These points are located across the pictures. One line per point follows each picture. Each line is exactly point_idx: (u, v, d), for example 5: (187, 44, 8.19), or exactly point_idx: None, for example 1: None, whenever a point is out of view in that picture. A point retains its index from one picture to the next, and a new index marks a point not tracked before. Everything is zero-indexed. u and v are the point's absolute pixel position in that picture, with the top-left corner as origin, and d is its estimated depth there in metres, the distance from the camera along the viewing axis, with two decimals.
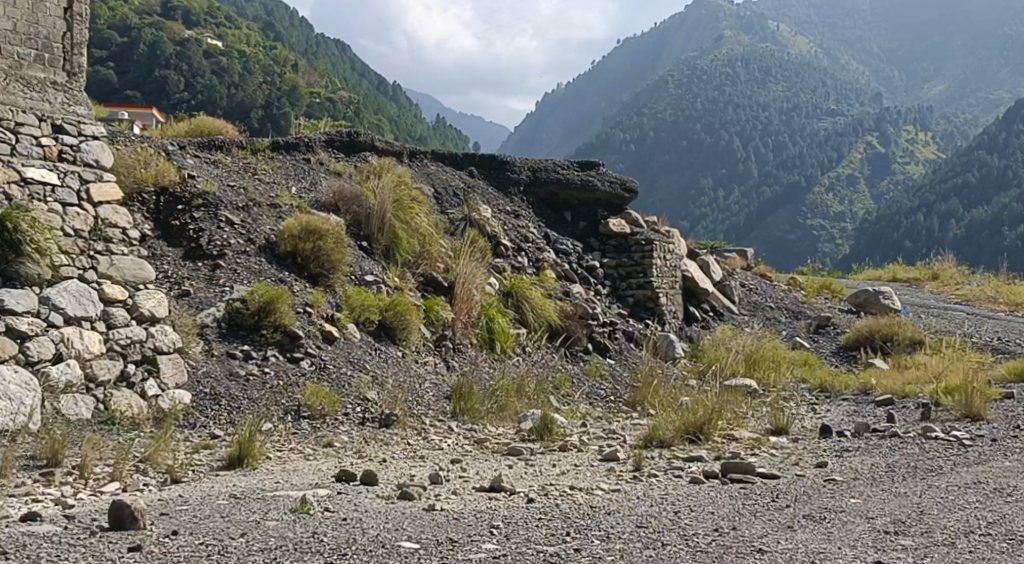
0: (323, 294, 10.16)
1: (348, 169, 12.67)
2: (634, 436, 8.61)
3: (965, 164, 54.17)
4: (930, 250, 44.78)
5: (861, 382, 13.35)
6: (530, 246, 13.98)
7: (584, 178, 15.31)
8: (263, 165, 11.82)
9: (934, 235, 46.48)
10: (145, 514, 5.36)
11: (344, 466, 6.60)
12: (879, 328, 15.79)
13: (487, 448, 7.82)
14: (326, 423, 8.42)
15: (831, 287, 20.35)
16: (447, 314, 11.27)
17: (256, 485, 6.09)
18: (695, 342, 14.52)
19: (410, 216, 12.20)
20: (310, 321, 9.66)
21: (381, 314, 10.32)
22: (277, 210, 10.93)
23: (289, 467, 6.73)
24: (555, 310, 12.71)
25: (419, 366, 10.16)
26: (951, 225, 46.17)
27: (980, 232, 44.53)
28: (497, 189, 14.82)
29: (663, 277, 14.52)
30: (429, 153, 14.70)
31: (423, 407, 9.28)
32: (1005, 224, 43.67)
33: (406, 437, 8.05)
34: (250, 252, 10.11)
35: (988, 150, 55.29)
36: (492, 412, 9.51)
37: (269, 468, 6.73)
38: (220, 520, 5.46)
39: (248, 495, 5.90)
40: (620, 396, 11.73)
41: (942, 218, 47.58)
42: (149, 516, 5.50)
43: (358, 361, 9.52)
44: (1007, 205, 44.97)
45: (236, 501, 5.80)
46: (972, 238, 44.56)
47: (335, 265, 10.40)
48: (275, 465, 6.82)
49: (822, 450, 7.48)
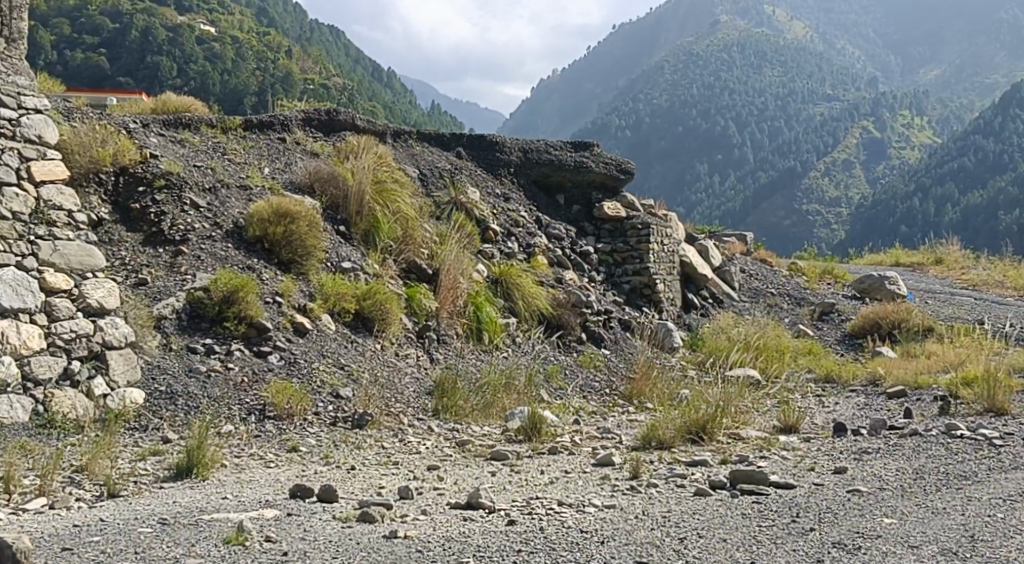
0: (294, 282, 9.43)
1: (325, 150, 11.93)
2: (630, 436, 7.89)
3: (961, 148, 53.41)
4: (927, 235, 44.13)
5: (870, 373, 12.64)
6: (521, 231, 13.25)
7: (578, 159, 14.57)
8: (234, 144, 11.07)
9: (930, 220, 45.82)
10: (28, 556, 4.62)
11: (304, 479, 5.88)
12: (887, 315, 15.09)
13: (469, 452, 7.10)
14: (294, 424, 7.71)
15: (834, 272, 19.64)
16: (430, 302, 10.54)
17: (197, 502, 5.38)
18: (694, 330, 13.81)
19: (391, 198, 11.46)
20: (280, 312, 8.94)
21: (359, 304, 9.59)
22: (247, 191, 10.19)
23: (241, 477, 6.04)
24: (548, 298, 11.99)
25: (399, 359, 9.45)
26: (946, 209, 45.51)
27: (976, 217, 43.82)
28: (486, 171, 14.08)
29: (661, 263, 13.81)
30: (414, 132, 13.95)
31: (402, 405, 8.57)
32: (1001, 208, 43.01)
33: (381, 440, 7.34)
34: (216, 237, 9.38)
35: (983, 134, 54.57)
36: (477, 410, 8.80)
37: (221, 478, 6.03)
38: (133, 558, 4.75)
39: (180, 519, 5.18)
40: (615, 389, 11.02)
41: (937, 202, 46.91)
42: (45, 554, 4.79)
43: (332, 355, 8.80)
44: (1004, 189, 44.25)
45: (161, 529, 5.07)
46: (968, 222, 43.88)
47: (308, 251, 9.67)
48: (228, 474, 6.12)
49: (839, 453, 6.77)
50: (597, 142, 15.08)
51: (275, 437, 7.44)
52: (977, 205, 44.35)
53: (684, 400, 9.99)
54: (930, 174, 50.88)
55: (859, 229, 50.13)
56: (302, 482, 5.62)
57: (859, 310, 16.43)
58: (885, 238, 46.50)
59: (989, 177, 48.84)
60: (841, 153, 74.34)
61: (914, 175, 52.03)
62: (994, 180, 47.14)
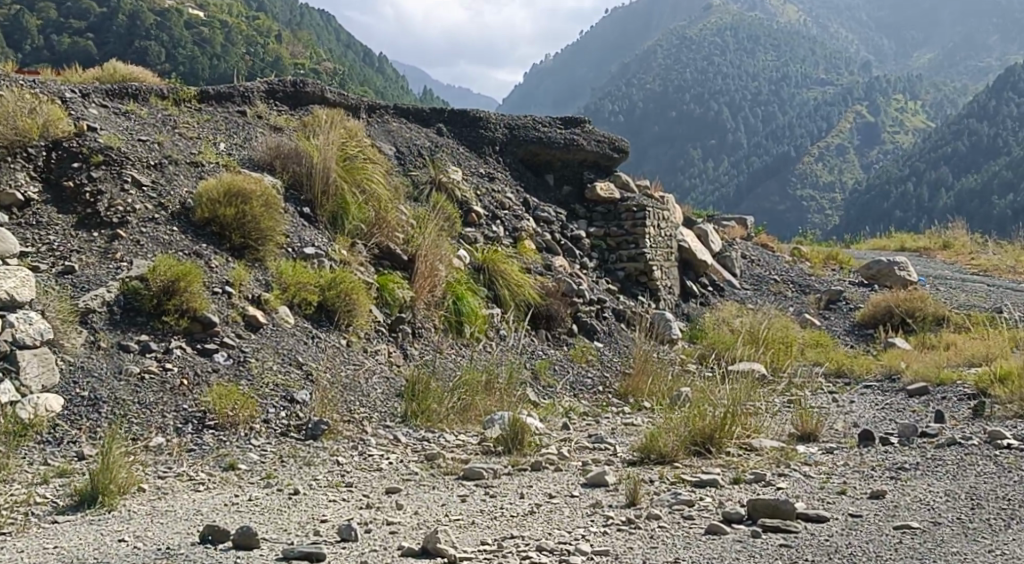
0: (248, 270, 8.41)
1: (291, 124, 10.89)
2: (627, 446, 6.88)
3: (955, 132, 52.34)
4: (922, 220, 43.17)
5: (884, 366, 11.67)
6: (506, 214, 12.22)
7: (568, 136, 13.53)
8: (186, 118, 10.05)
9: (924, 205, 44.84)
10: None
11: (226, 513, 4.96)
12: (899, 304, 14.11)
13: (438, 468, 6.10)
14: (237, 435, 6.71)
15: (839, 257, 18.64)
16: (405, 293, 9.52)
17: (77, 553, 4.53)
18: (694, 321, 12.83)
19: (362, 178, 10.44)
20: (229, 304, 7.90)
21: (321, 294, 8.58)
22: (198, 168, 9.15)
23: (157, 510, 5.06)
24: (536, 286, 10.97)
25: (367, 357, 8.44)
26: (940, 194, 44.54)
27: (971, 200, 42.80)
28: (469, 148, 13.04)
29: (658, 249, 12.81)
30: (391, 108, 12.92)
31: (366, 410, 7.57)
32: (996, 193, 42.06)
33: (336, 453, 6.33)
34: (159, 219, 8.35)
35: (977, 118, 53.57)
36: (452, 415, 7.80)
37: (133, 513, 5.03)
38: None
39: None
40: (608, 386, 10.06)
41: (931, 187, 45.94)
42: None
43: (289, 352, 7.79)
44: (999, 173, 43.20)
45: None
46: (963, 207, 42.92)
47: (264, 236, 8.66)
48: (140, 506, 5.12)
49: (870, 469, 5.76)
50: (589, 119, 14.04)
51: (213, 452, 6.44)
52: (972, 189, 43.40)
53: (685, 402, 8.98)
54: (924, 159, 49.87)
55: (851, 214, 49.17)
56: (215, 523, 4.74)
57: (868, 298, 15.43)
58: (879, 224, 45.53)
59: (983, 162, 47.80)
60: (835, 138, 73.37)
61: (908, 160, 51.04)
62: (990, 164, 46.17)
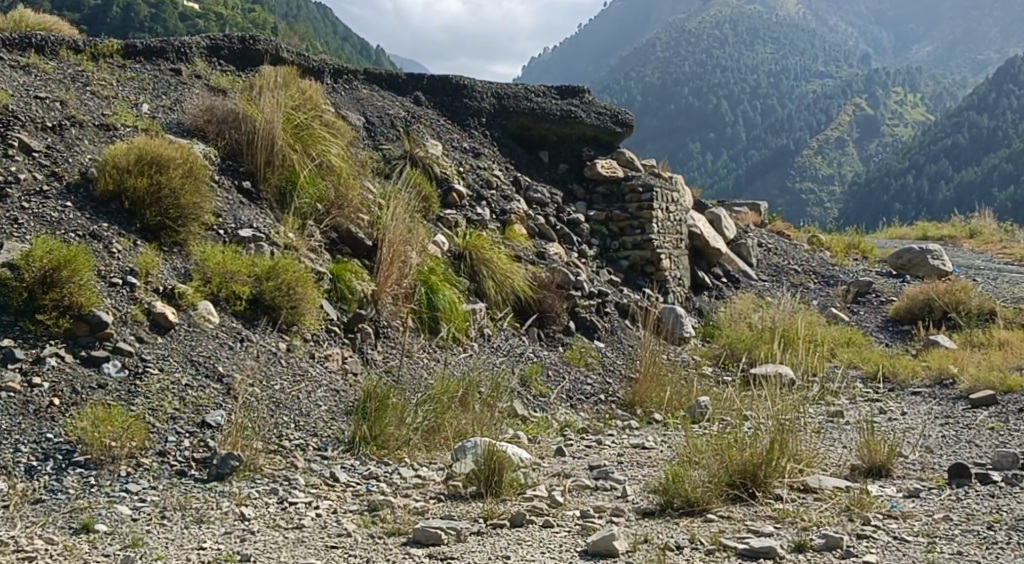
0: (161, 256, 6.73)
1: (234, 85, 9.18)
2: (641, 485, 5.20)
3: (954, 122, 50.65)
4: (921, 214, 41.38)
5: (931, 369, 10.00)
6: (493, 194, 10.52)
7: (564, 108, 11.82)
8: (104, 74, 8.38)
9: (924, 197, 42.88)
10: None
11: None
12: (939, 296, 12.42)
13: (381, 526, 4.50)
14: (114, 476, 5.06)
15: (861, 246, 16.91)
16: (365, 285, 7.82)
17: None
18: (708, 318, 11.18)
19: (317, 147, 8.76)
20: (131, 298, 6.21)
21: (256, 287, 6.90)
22: (109, 131, 7.47)
23: None
24: (526, 277, 9.28)
25: (313, 365, 6.76)
26: (941, 186, 42.64)
27: (970, 193, 41.29)
28: (449, 119, 11.34)
29: (666, 235, 11.13)
30: (360, 73, 11.24)
31: (301, 435, 5.90)
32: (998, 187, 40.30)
33: (245, 503, 4.68)
34: (49, 191, 6.68)
35: (978, 110, 51.74)
36: (415, 438, 6.13)
37: None
38: None
39: None
40: (612, 395, 8.42)
41: (931, 180, 44.02)
42: None
43: (207, 360, 6.11)
44: (998, 165, 41.59)
45: None
46: (963, 201, 41.16)
47: (185, 214, 6.97)
48: None
49: (988, 530, 4.20)
50: (588, 88, 12.33)
51: (71, 505, 4.80)
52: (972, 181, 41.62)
53: (704, 421, 7.33)
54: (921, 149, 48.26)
55: (848, 207, 47.75)
56: None
57: (900, 290, 13.73)
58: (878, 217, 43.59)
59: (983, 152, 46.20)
60: (835, 130, 71.60)
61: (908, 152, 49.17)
62: (992, 156, 44.36)
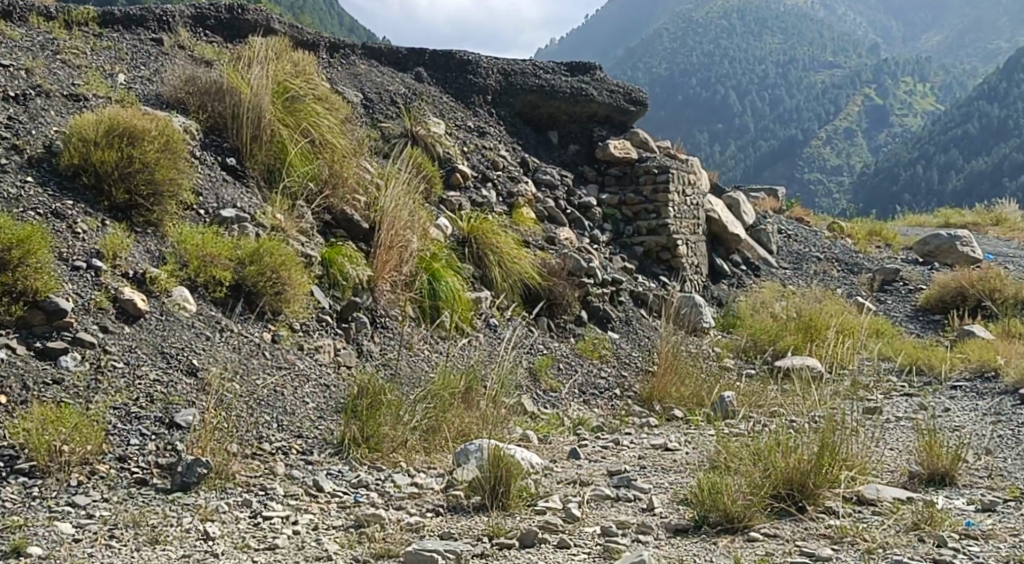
0: (133, 237, 6.09)
1: (220, 56, 8.52)
2: (669, 496, 4.57)
3: (965, 110, 49.85)
4: (931, 203, 40.50)
5: (970, 362, 9.30)
6: (499, 175, 9.85)
7: (575, 85, 11.13)
8: (77, 42, 7.72)
9: (934, 188, 41.48)
10: None
11: None
12: (973, 285, 11.74)
13: (367, 546, 3.95)
14: (61, 487, 4.45)
15: (884, 233, 16.20)
16: (360, 271, 7.16)
17: None
18: (728, 307, 10.51)
19: (309, 122, 8.09)
20: (96, 284, 5.56)
21: (238, 273, 6.25)
22: (78, 102, 6.83)
23: None
24: (535, 263, 8.61)
25: (301, 358, 6.12)
26: (951, 177, 41.43)
27: (980, 182, 40.53)
28: (453, 96, 10.65)
29: (683, 220, 10.46)
30: (359, 47, 10.57)
31: (284, 438, 5.26)
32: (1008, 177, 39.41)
33: (211, 519, 4.08)
34: (8, 165, 6.03)
35: (989, 99, 50.75)
36: (412, 440, 5.48)
37: None
38: None
39: None
40: (628, 390, 7.76)
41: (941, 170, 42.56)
42: None
43: (180, 352, 5.46)
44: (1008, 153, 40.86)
45: None
46: (974, 191, 40.30)
47: (160, 192, 6.32)
48: None
49: None
50: (600, 64, 11.65)
51: (5, 521, 4.18)
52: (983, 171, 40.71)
53: (726, 422, 6.68)
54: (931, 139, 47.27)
55: (857, 198, 47.14)
56: None
57: (929, 278, 13.04)
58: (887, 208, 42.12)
59: (993, 140, 45.45)
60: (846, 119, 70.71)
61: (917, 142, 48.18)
62: (1003, 145, 43.35)
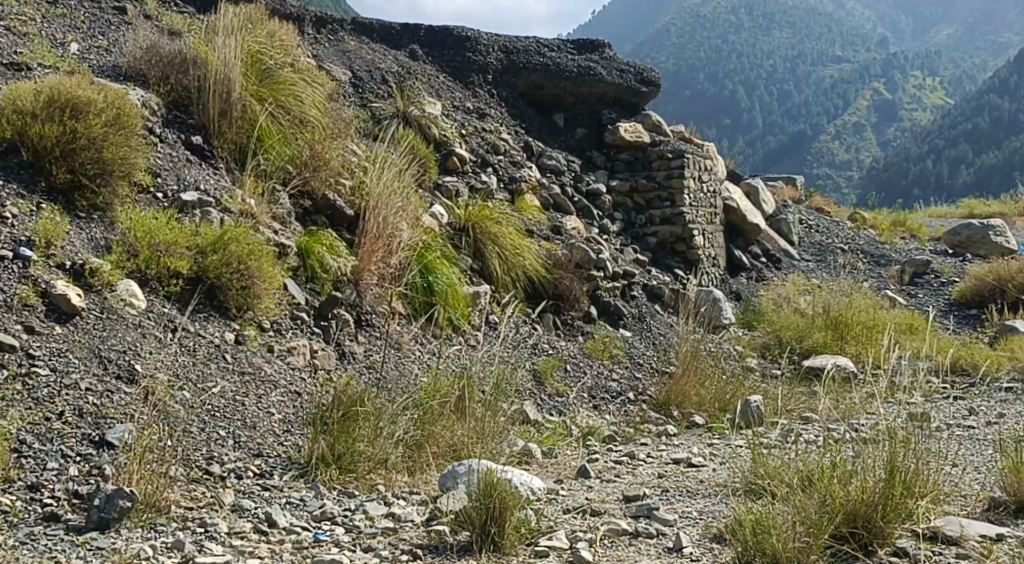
0: (73, 223, 5.28)
1: (190, 26, 7.71)
2: (699, 532, 3.83)
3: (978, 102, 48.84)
4: (944, 197, 39.58)
5: (1018, 361, 8.46)
6: (501, 159, 9.03)
7: (582, 63, 10.29)
8: (26, 9, 6.92)
9: (944, 183, 40.61)
10: None
11: None
12: (1013, 277, 10.88)
13: None
14: None
15: (908, 223, 15.33)
16: (342, 262, 6.35)
17: None
18: (749, 302, 9.68)
19: (286, 98, 7.27)
20: (23, 277, 4.77)
21: (198, 264, 5.43)
22: (18, 72, 6.04)
23: None
24: (539, 254, 7.79)
25: (270, 361, 5.30)
26: (960, 172, 40.45)
27: (992, 176, 39.61)
28: (451, 75, 9.82)
29: (699, 208, 9.64)
30: (348, 22, 9.76)
31: (240, 458, 4.47)
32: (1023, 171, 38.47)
33: None
34: None
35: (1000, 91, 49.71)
36: (394, 458, 4.67)
37: None
38: None
39: None
40: (644, 393, 6.95)
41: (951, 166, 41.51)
42: None
43: (122, 356, 4.66)
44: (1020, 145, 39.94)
45: None
46: (986, 185, 39.36)
47: (108, 171, 5.51)
48: None
49: None
50: (609, 42, 10.80)
51: None
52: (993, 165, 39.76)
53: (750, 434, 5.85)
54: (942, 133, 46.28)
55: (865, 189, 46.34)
56: None
57: (962, 270, 12.18)
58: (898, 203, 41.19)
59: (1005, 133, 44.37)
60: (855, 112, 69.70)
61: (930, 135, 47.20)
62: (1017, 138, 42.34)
